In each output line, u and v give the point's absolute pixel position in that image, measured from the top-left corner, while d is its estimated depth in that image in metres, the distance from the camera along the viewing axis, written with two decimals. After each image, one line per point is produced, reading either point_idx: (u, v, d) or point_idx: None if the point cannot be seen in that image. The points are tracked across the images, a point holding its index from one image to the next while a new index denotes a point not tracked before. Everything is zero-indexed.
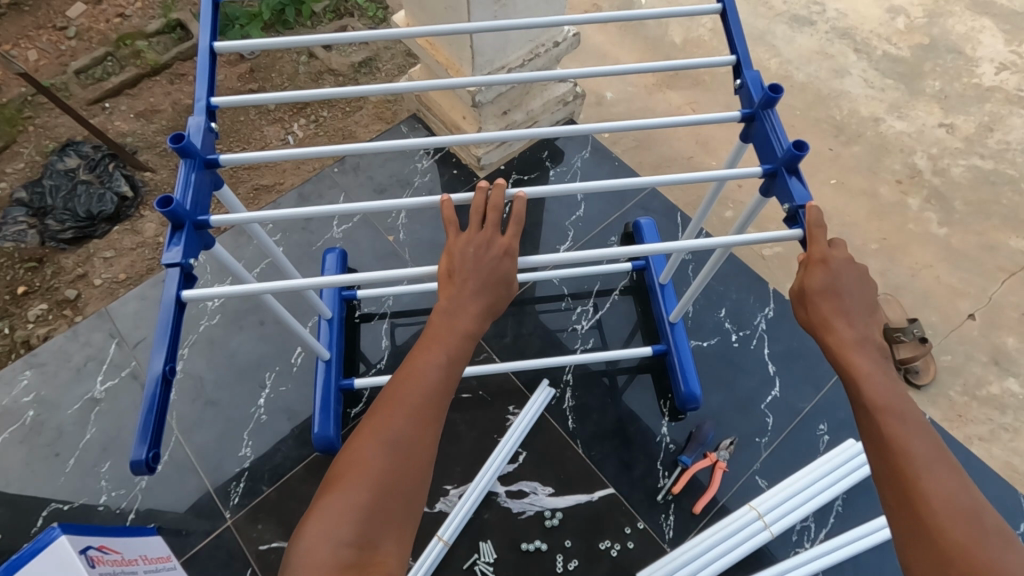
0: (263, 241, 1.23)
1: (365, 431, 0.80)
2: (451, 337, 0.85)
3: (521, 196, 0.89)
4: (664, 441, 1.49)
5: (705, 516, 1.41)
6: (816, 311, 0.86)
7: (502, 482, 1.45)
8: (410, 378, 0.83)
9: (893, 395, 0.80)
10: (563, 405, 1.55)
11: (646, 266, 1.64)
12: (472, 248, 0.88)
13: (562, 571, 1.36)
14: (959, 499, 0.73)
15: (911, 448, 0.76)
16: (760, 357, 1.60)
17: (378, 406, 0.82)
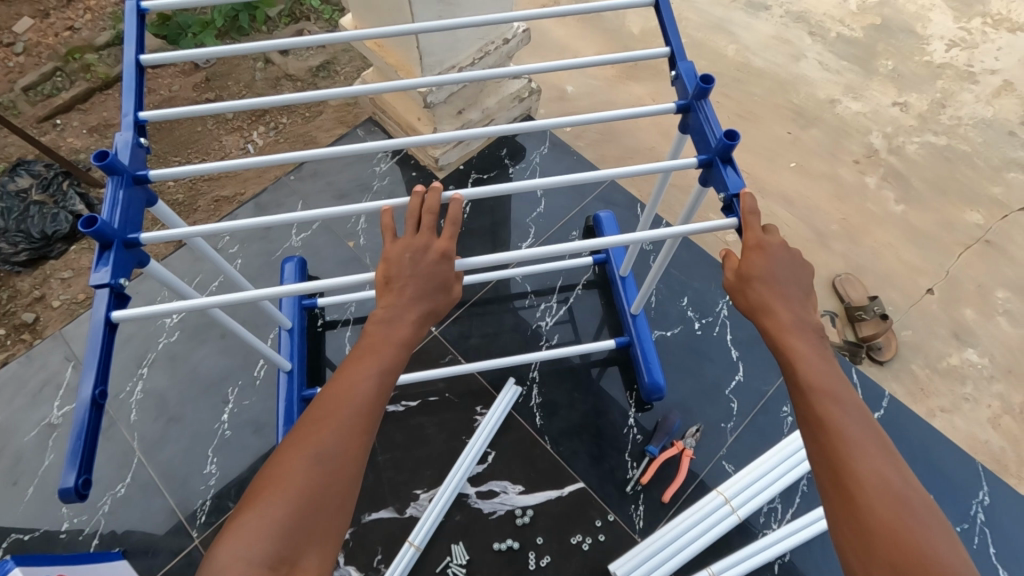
0: (207, 254, 1.19)
1: (293, 444, 0.79)
2: (388, 346, 0.85)
3: (457, 198, 0.88)
4: (631, 433, 1.50)
5: (675, 504, 1.42)
6: (755, 296, 0.86)
7: (472, 483, 1.45)
8: (342, 390, 0.82)
9: (827, 378, 0.81)
10: (530, 402, 1.55)
11: (607, 260, 1.64)
12: (408, 254, 0.88)
13: (535, 568, 1.36)
14: (887, 481, 0.74)
15: (842, 432, 0.77)
16: (723, 343, 1.62)
17: (306, 418, 0.81)
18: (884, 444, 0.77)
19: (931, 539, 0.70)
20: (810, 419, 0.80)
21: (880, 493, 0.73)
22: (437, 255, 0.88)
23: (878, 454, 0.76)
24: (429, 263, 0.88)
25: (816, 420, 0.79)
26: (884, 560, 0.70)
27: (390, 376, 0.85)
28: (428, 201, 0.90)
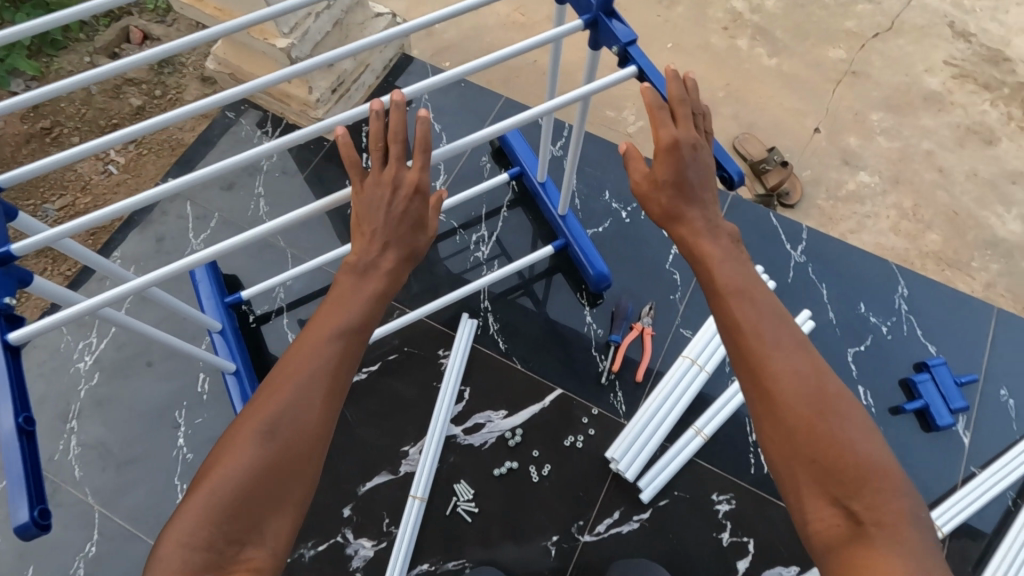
0: (75, 252, 0.99)
1: (248, 418, 0.77)
2: (355, 313, 0.84)
3: (425, 115, 0.84)
4: (592, 329, 1.54)
5: (648, 380, 1.49)
6: (698, 250, 0.90)
7: (456, 423, 1.45)
8: (299, 362, 0.80)
9: (739, 281, 0.87)
10: (489, 331, 1.55)
11: (523, 172, 1.63)
12: (370, 204, 0.86)
13: (539, 479, 1.39)
14: (796, 371, 0.79)
15: (756, 330, 0.82)
16: (652, 223, 1.67)
17: (263, 393, 0.79)
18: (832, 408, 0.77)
19: (836, 419, 0.76)
20: (759, 403, 0.80)
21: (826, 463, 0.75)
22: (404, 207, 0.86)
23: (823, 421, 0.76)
24: (395, 219, 0.87)
25: (767, 401, 0.79)
26: (795, 440, 0.77)
27: (354, 347, 0.83)
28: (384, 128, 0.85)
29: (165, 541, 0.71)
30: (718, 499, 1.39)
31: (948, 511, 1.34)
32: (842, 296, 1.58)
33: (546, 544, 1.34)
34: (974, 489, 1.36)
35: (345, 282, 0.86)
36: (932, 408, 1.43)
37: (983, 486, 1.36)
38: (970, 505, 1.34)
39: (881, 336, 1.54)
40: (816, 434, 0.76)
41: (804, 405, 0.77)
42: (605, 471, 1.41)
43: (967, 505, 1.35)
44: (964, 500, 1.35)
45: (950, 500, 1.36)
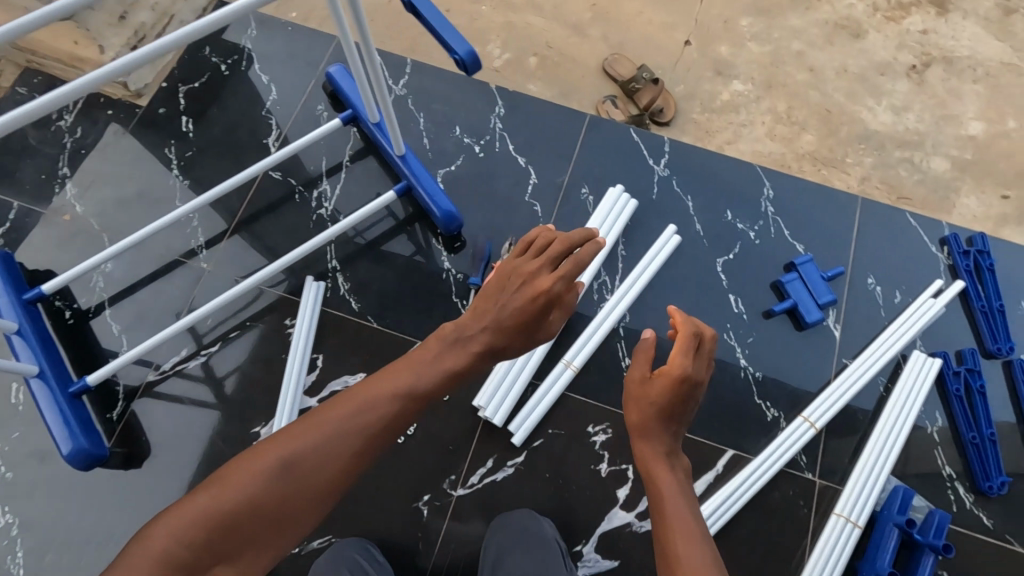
0: None
1: (292, 433, 0.74)
2: (412, 374, 0.83)
3: (599, 241, 0.86)
4: (451, 275, 1.44)
5: (514, 319, 1.41)
6: (656, 485, 0.84)
7: (311, 394, 1.35)
8: (358, 404, 0.78)
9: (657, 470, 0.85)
10: (340, 292, 1.43)
11: (356, 114, 1.47)
12: (490, 300, 0.88)
13: (405, 440, 1.31)
14: (689, 525, 0.77)
15: (670, 497, 0.81)
16: (507, 155, 1.56)
17: (330, 406, 0.77)
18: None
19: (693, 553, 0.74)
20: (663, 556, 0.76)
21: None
22: (514, 304, 0.86)
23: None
24: (511, 313, 0.85)
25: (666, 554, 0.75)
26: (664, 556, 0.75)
27: (410, 407, 0.81)
28: (557, 241, 0.91)
29: (151, 531, 0.66)
30: (593, 431, 1.33)
31: (821, 406, 1.33)
32: (708, 206, 1.52)
33: (416, 505, 1.27)
34: (844, 380, 1.34)
35: (440, 338, 0.87)
36: (800, 305, 1.41)
37: (852, 376, 1.34)
38: (840, 396, 1.33)
39: (749, 242, 1.49)
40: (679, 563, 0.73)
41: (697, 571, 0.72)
42: (475, 421, 1.33)
43: (838, 397, 1.33)
44: (835, 392, 1.33)
45: (822, 396, 1.34)
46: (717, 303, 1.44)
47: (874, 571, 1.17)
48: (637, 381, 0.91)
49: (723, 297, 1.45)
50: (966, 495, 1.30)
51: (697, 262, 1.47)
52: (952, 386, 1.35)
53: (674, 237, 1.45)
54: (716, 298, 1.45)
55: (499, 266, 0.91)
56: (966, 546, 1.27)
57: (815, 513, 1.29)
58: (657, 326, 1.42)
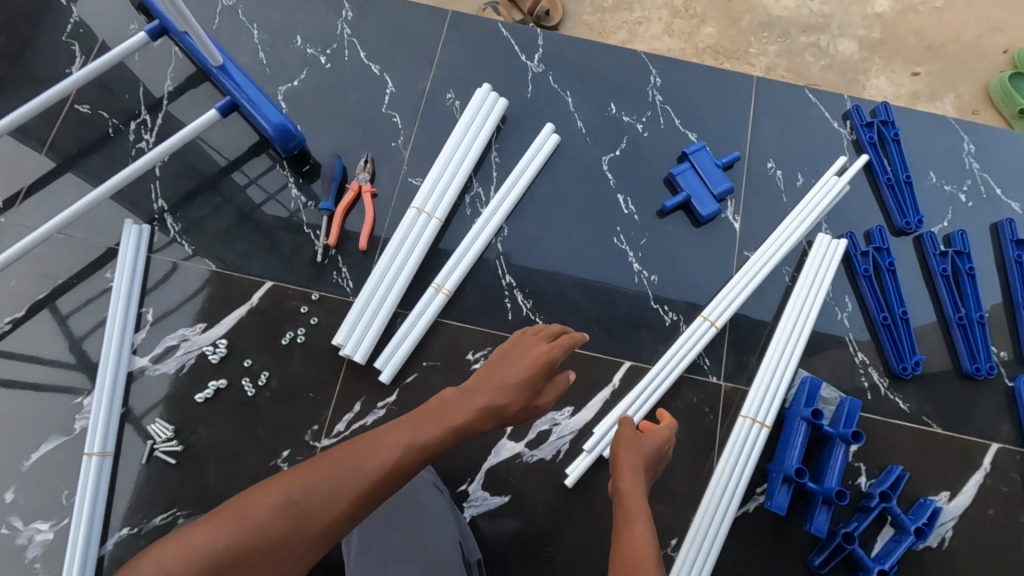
0: None
1: (305, 472, 0.72)
2: (433, 436, 0.79)
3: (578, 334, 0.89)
4: (300, 203, 1.26)
5: (376, 245, 1.23)
6: (625, 503, 0.76)
7: (142, 354, 1.16)
8: (378, 454, 0.75)
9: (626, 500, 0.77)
10: (170, 235, 1.23)
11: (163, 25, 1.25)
12: (501, 374, 0.85)
13: (257, 392, 1.14)
14: (649, 552, 0.68)
15: (635, 520, 0.73)
16: (358, 63, 1.36)
17: (346, 449, 0.75)
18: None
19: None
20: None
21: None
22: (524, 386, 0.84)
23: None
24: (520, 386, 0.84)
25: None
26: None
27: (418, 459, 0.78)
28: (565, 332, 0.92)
29: (150, 557, 0.62)
30: (473, 358, 1.18)
31: (724, 303, 1.18)
32: (588, 100, 1.36)
33: (275, 463, 1.11)
34: (747, 272, 1.20)
35: (450, 405, 0.83)
36: (694, 198, 1.27)
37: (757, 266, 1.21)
38: (744, 289, 1.19)
39: (637, 136, 1.34)
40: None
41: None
42: (337, 362, 1.16)
43: (741, 291, 1.19)
44: (739, 286, 1.19)
45: (724, 292, 1.20)
46: (605, 205, 1.29)
47: (783, 470, 1.06)
48: (629, 439, 0.85)
49: (610, 198, 1.30)
50: (881, 381, 1.21)
51: (580, 163, 1.32)
52: (860, 267, 1.24)
53: (552, 136, 1.29)
54: (603, 200, 1.30)
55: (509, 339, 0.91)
56: (882, 433, 1.17)
57: (721, 419, 1.17)
58: (539, 236, 1.27)
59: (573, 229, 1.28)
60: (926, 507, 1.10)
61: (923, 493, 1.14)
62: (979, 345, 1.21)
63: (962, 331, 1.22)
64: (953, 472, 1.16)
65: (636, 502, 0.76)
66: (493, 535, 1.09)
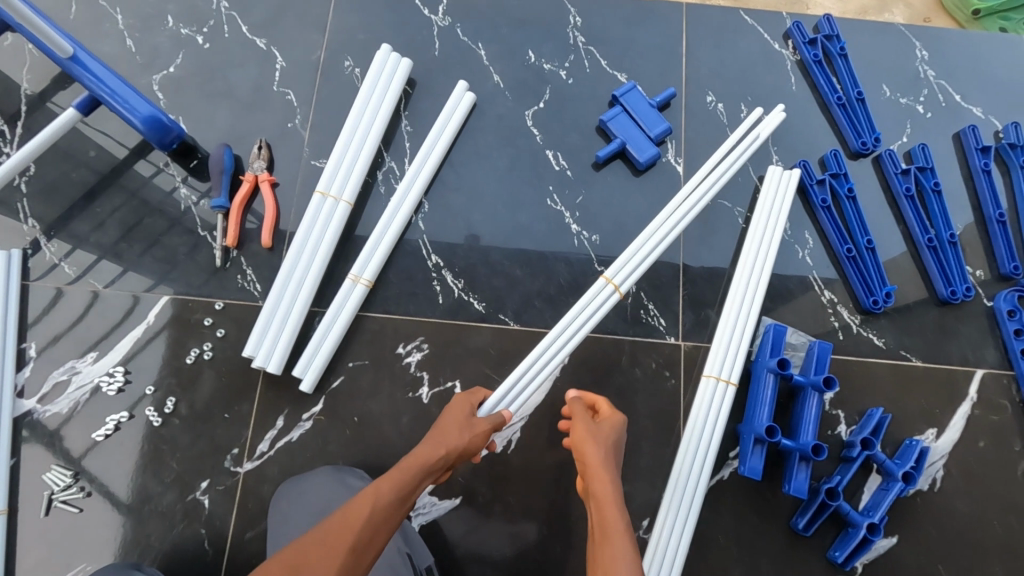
0: None
1: (307, 550, 0.62)
2: (409, 482, 0.72)
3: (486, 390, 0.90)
4: (193, 205, 1.12)
5: (283, 240, 1.11)
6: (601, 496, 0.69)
7: (28, 395, 1.02)
8: (366, 509, 0.67)
9: (605, 492, 0.69)
10: (46, 256, 1.08)
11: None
12: (457, 425, 0.80)
13: (165, 421, 1.01)
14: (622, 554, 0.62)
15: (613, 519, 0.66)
16: (242, 38, 1.21)
17: (337, 514, 0.66)
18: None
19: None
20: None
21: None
22: (481, 430, 0.81)
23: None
24: (479, 430, 0.81)
25: None
26: None
27: (401, 508, 0.71)
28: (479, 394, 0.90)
29: None
30: (405, 352, 1.06)
31: (633, 267, 0.99)
32: (503, 51, 1.23)
33: (193, 497, 0.98)
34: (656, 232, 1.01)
35: (415, 453, 0.74)
36: (630, 144, 1.15)
37: (669, 214, 1.03)
38: (653, 250, 1.00)
39: (561, 83, 1.22)
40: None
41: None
42: (253, 375, 1.04)
43: (648, 253, 1.00)
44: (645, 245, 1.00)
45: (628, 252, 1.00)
46: (533, 164, 1.17)
47: (753, 431, 0.96)
48: (584, 424, 0.79)
49: (539, 155, 1.18)
50: (852, 318, 1.11)
51: (501, 121, 1.19)
52: (817, 198, 1.13)
53: (466, 94, 1.15)
54: (531, 158, 1.17)
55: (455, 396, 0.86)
56: (859, 374, 1.08)
57: (684, 383, 1.07)
58: (465, 208, 1.14)
59: (502, 195, 1.15)
60: (913, 449, 1.00)
61: (909, 434, 1.05)
62: (952, 266, 1.11)
63: (933, 253, 1.12)
64: (939, 407, 1.07)
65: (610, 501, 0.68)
66: (447, 544, 0.98)
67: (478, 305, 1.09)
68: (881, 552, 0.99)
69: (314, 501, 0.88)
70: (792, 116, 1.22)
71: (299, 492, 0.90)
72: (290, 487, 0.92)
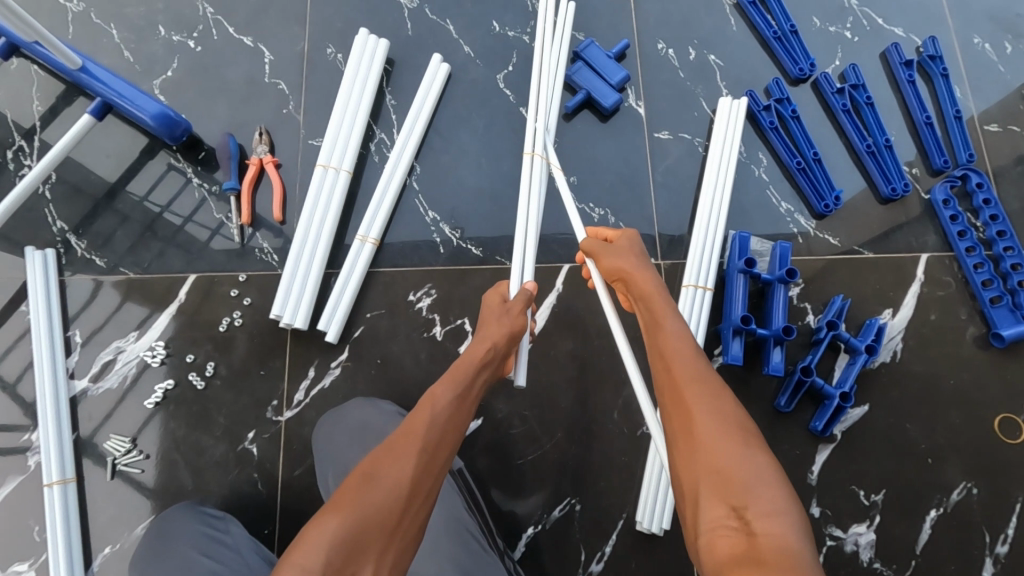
0: None
1: (380, 456, 0.65)
2: (462, 379, 0.78)
3: (529, 284, 0.97)
4: (206, 191, 1.23)
5: (292, 214, 1.22)
6: (639, 286, 0.83)
7: (80, 376, 1.12)
8: (427, 414, 0.71)
9: (643, 276, 0.84)
10: (78, 252, 1.18)
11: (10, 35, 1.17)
12: (498, 323, 0.88)
13: (207, 383, 1.12)
14: (678, 325, 0.75)
15: (656, 292, 0.81)
16: (230, 39, 1.32)
17: (399, 428, 0.69)
18: (744, 411, 0.63)
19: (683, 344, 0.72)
20: (665, 392, 0.69)
21: (713, 463, 0.58)
22: (517, 310, 0.91)
23: (737, 427, 0.60)
24: (515, 311, 0.91)
25: (667, 368, 0.70)
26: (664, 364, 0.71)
27: (462, 407, 0.76)
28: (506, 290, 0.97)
29: None
30: (415, 298, 1.18)
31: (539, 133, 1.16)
32: (470, 24, 1.35)
33: (243, 446, 1.09)
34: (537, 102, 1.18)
35: (465, 357, 0.82)
36: (594, 93, 1.27)
37: (545, 87, 1.20)
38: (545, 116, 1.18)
39: (524, 47, 1.34)
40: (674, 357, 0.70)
41: (701, 392, 0.64)
42: (281, 334, 1.15)
43: (542, 117, 1.18)
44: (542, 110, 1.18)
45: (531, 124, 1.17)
46: (509, 121, 1.30)
47: (731, 323, 1.09)
48: (605, 250, 0.91)
49: (513, 113, 1.30)
50: (808, 223, 1.24)
51: (475, 87, 1.31)
52: (766, 122, 1.27)
53: (441, 65, 1.27)
54: (506, 116, 1.30)
55: (485, 295, 0.94)
56: (819, 270, 1.21)
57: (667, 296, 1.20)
58: (453, 165, 1.26)
59: (485, 150, 1.28)
60: (871, 328, 1.14)
61: (868, 315, 1.19)
62: (890, 166, 1.25)
63: (871, 157, 1.26)
64: (892, 289, 1.21)
65: (660, 300, 0.80)
66: (475, 459, 1.10)
67: (475, 250, 1.21)
68: (854, 420, 1.13)
69: (355, 425, 1.00)
70: (736, 53, 1.36)
71: (340, 420, 1.02)
72: (329, 417, 1.04)
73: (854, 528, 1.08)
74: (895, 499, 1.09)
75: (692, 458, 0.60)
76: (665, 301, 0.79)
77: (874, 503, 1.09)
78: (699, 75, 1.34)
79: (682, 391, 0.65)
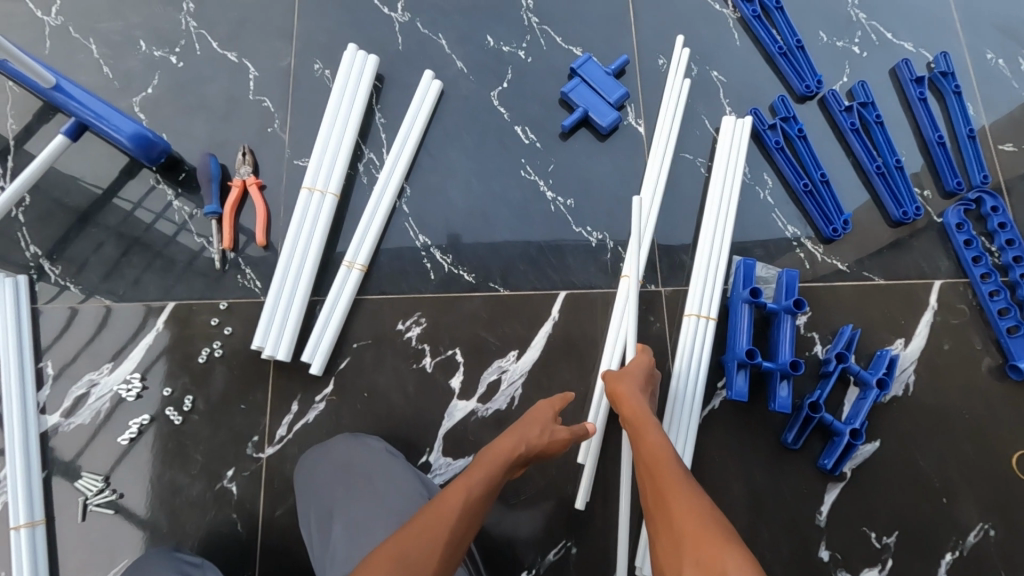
0: None
1: (411, 534, 0.62)
2: (496, 476, 0.75)
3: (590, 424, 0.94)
4: (186, 215, 1.17)
5: (276, 238, 1.16)
6: (627, 404, 0.82)
7: (51, 410, 1.07)
8: (461, 497, 0.68)
9: (630, 394, 0.83)
10: (52, 278, 1.13)
11: None
12: (538, 424, 0.86)
13: (184, 418, 1.07)
14: (660, 436, 0.73)
15: (641, 407, 0.80)
16: (213, 54, 1.27)
17: (430, 506, 0.67)
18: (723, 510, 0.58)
19: (665, 451, 0.70)
20: (652, 500, 0.66)
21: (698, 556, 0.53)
22: (562, 436, 0.88)
23: (717, 527, 0.55)
24: (560, 435, 0.88)
25: (652, 477, 0.67)
26: (651, 476, 0.68)
27: (489, 501, 0.73)
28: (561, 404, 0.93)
29: None
30: (405, 327, 1.12)
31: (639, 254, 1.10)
32: (462, 40, 1.30)
33: (221, 485, 1.04)
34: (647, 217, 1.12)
35: (506, 454, 0.79)
36: (591, 112, 1.23)
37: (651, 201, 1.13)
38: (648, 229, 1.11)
39: (520, 63, 1.29)
40: (658, 465, 0.68)
41: (685, 492, 0.62)
42: (263, 365, 1.10)
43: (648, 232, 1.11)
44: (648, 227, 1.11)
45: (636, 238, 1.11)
46: (503, 139, 1.24)
47: (735, 357, 1.04)
48: (614, 374, 0.89)
49: (507, 131, 1.25)
50: (816, 248, 1.19)
51: (468, 103, 1.26)
52: (771, 141, 1.22)
53: (433, 81, 1.22)
54: (500, 134, 1.25)
55: (541, 402, 0.91)
56: (827, 297, 1.16)
57: (668, 325, 1.14)
58: (444, 186, 1.21)
59: (478, 170, 1.22)
60: (883, 359, 1.09)
61: (878, 345, 1.13)
62: (901, 188, 1.20)
63: (882, 178, 1.21)
64: (902, 317, 1.15)
65: (643, 414, 0.79)
66: None
67: (468, 277, 1.16)
68: (866, 457, 1.07)
69: (337, 463, 0.95)
70: (740, 68, 1.31)
71: (321, 458, 0.97)
72: (311, 455, 0.99)
73: (865, 573, 1.02)
74: (907, 541, 1.03)
75: (678, 558, 0.56)
76: (649, 417, 0.78)
77: (886, 546, 1.03)
78: (702, 91, 1.29)
79: (666, 494, 0.63)
